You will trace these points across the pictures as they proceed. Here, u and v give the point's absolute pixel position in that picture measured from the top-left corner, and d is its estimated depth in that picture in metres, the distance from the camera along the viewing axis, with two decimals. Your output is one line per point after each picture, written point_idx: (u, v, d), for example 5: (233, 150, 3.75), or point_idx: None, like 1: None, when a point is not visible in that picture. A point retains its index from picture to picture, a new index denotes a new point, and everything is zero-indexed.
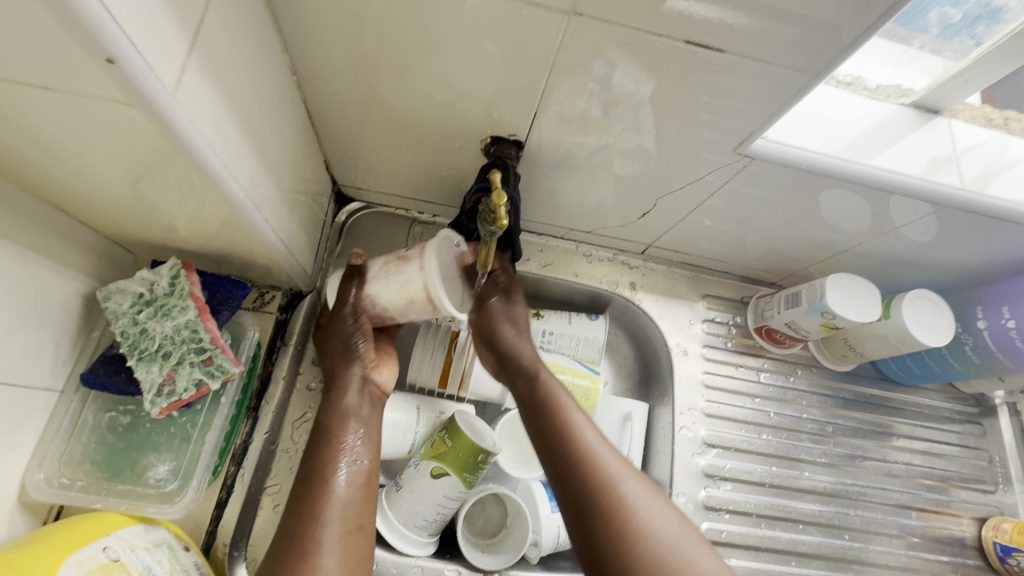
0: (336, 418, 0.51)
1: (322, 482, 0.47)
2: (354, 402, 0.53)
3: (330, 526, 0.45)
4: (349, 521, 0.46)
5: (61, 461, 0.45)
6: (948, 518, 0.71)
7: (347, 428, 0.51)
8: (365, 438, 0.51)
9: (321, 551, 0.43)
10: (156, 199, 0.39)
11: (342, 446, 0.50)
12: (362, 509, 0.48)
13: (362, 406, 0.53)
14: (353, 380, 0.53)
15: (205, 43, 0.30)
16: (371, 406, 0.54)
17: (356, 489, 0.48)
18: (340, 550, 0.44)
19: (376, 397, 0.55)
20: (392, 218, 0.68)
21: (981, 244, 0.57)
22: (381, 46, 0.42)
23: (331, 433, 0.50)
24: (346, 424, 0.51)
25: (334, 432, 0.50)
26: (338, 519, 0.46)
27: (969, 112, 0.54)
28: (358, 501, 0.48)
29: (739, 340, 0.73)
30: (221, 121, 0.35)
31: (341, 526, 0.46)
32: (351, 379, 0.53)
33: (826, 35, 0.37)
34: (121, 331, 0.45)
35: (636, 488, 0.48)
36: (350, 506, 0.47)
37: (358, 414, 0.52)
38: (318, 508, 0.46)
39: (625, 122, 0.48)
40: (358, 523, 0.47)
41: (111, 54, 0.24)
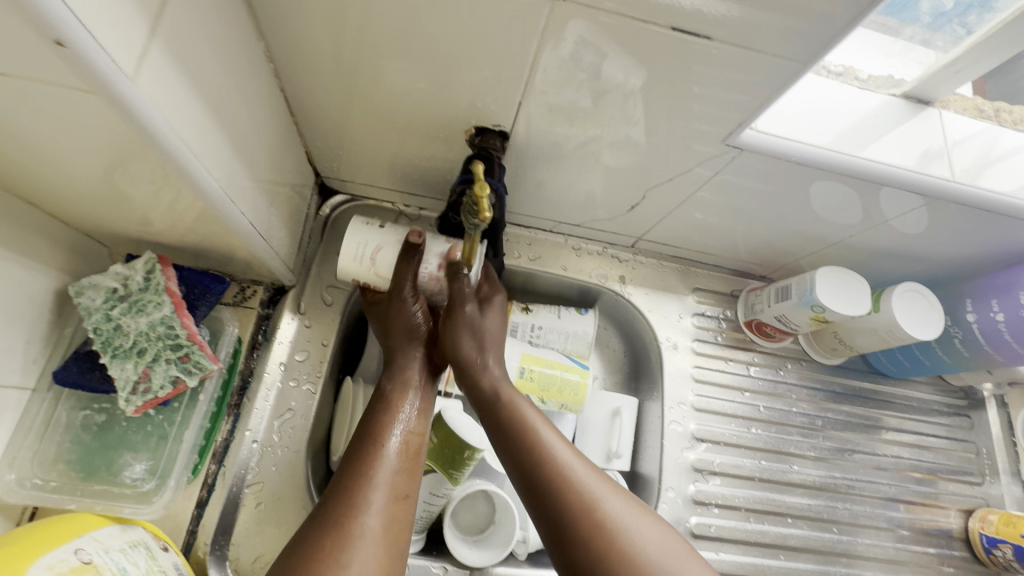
0: (397, 386, 0.49)
1: (378, 442, 0.44)
2: (412, 371, 0.51)
3: (379, 487, 0.41)
4: (397, 486, 0.42)
5: (35, 461, 0.44)
6: (935, 510, 0.71)
7: (405, 396, 0.49)
8: (422, 410, 0.49)
9: (367, 511, 0.39)
10: (126, 190, 0.37)
11: (400, 412, 0.47)
12: (408, 477, 0.43)
13: (419, 377, 0.51)
14: (415, 353, 0.53)
15: (168, 26, 0.29)
16: (426, 380, 0.52)
17: (408, 457, 0.45)
18: (385, 514, 0.40)
19: (432, 372, 0.54)
20: (378, 211, 0.67)
21: (971, 237, 0.57)
22: (361, 33, 0.41)
23: (390, 398, 0.48)
24: (404, 394, 0.49)
25: (391, 397, 0.48)
26: (387, 482, 0.42)
27: (960, 103, 0.54)
28: (408, 468, 0.44)
29: (729, 334, 0.73)
30: (190, 109, 0.33)
31: (389, 491, 0.41)
32: (413, 352, 0.53)
33: (816, 23, 0.36)
34: (94, 327, 0.44)
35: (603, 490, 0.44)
36: (399, 472, 0.43)
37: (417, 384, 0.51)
38: (369, 468, 0.42)
39: (612, 112, 0.47)
40: (404, 492, 0.42)
41: (61, 36, 0.23)
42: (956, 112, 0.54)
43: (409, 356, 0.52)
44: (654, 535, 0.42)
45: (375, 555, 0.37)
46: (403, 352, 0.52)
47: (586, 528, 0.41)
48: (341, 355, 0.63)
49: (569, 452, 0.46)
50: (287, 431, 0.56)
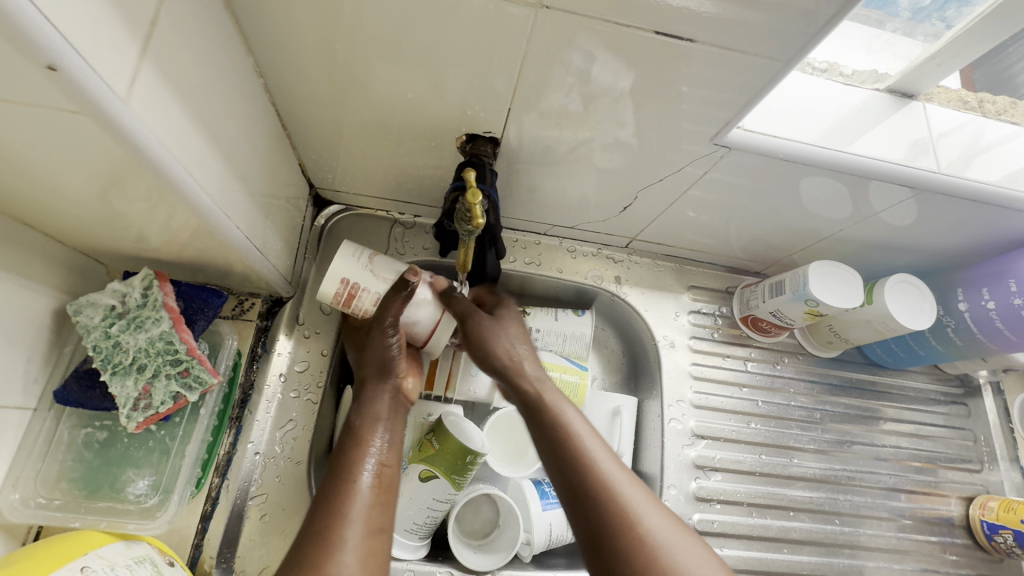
0: (366, 420, 0.49)
1: (349, 480, 0.44)
2: (382, 405, 0.51)
3: (353, 525, 0.41)
4: (373, 521, 0.42)
5: (38, 480, 0.44)
6: (936, 498, 0.71)
7: (375, 430, 0.49)
8: (392, 442, 0.49)
9: (342, 549, 0.39)
10: (122, 209, 0.38)
11: (370, 448, 0.47)
12: (383, 511, 0.44)
13: (389, 412, 0.51)
14: (385, 388, 0.52)
15: (158, 45, 0.30)
16: (396, 412, 0.52)
17: (381, 490, 0.45)
18: (361, 552, 0.40)
19: (403, 405, 0.53)
20: (372, 220, 0.67)
21: (959, 227, 0.57)
22: (351, 47, 0.41)
23: (359, 435, 0.48)
24: (375, 426, 0.49)
25: (360, 433, 0.48)
26: (362, 516, 0.42)
27: (943, 96, 0.55)
28: (380, 503, 0.44)
29: (726, 330, 0.73)
30: (182, 125, 0.34)
31: (366, 526, 0.42)
32: (383, 386, 0.52)
33: (798, 20, 0.37)
34: (93, 345, 0.44)
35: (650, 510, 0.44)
36: (374, 507, 0.43)
37: (386, 420, 0.50)
38: (343, 505, 0.42)
39: (602, 116, 0.48)
40: (380, 525, 0.43)
41: (52, 60, 0.23)
42: (940, 104, 0.55)
43: (378, 390, 0.52)
44: (674, 534, 0.43)
45: None
46: (371, 389, 0.52)
47: (603, 514, 0.43)
48: (340, 364, 0.64)
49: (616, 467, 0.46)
50: (289, 442, 0.56)
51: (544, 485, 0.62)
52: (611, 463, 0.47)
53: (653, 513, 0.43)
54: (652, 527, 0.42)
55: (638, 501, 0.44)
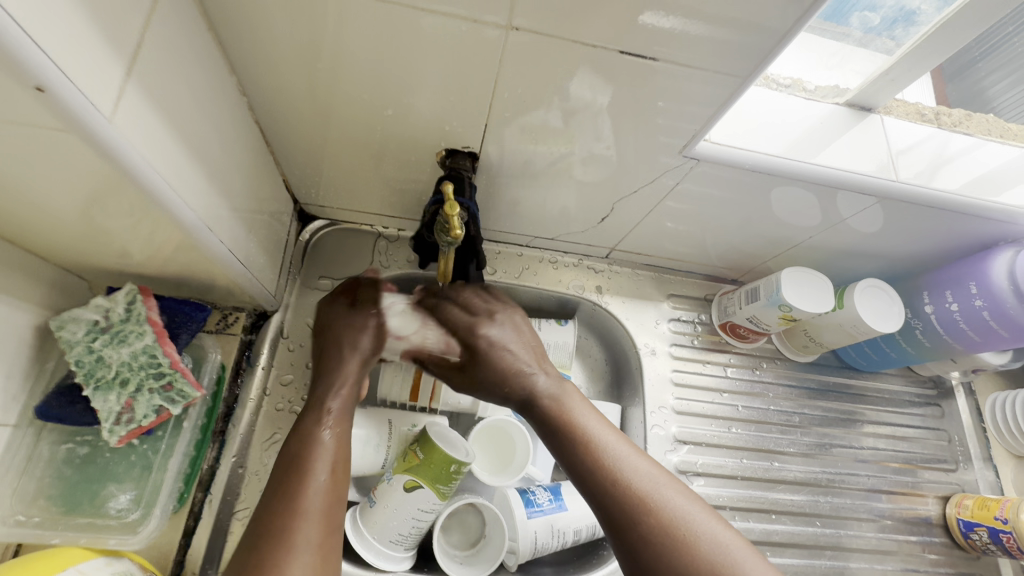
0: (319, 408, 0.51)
1: (303, 475, 0.45)
2: (334, 394, 0.52)
3: (311, 523, 0.42)
4: (328, 518, 0.44)
5: (15, 498, 0.43)
6: (914, 498, 0.73)
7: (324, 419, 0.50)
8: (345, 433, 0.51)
9: (299, 547, 0.40)
10: (105, 223, 0.39)
11: (321, 434, 0.49)
12: (337, 507, 0.45)
13: (344, 398, 0.52)
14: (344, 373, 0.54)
15: (143, 65, 0.31)
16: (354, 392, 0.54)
17: (335, 484, 0.46)
18: (319, 548, 0.42)
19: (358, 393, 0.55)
20: (356, 234, 0.68)
21: (921, 233, 0.60)
22: (330, 66, 0.43)
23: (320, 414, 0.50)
24: (324, 411, 0.51)
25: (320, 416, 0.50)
26: (317, 515, 0.43)
27: (901, 109, 0.58)
28: (335, 500, 0.45)
29: (706, 337, 0.75)
30: (166, 142, 0.35)
31: (322, 523, 0.43)
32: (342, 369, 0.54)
33: (752, 37, 0.39)
34: (76, 360, 0.44)
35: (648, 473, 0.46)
36: (330, 502, 0.45)
37: (344, 402, 0.52)
38: (295, 501, 0.43)
39: (577, 132, 0.50)
40: (334, 523, 0.44)
41: (40, 81, 0.24)
42: (898, 117, 0.58)
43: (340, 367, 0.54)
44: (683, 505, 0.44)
45: None
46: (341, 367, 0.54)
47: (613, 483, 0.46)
48: None
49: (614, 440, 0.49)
50: (273, 456, 0.56)
51: (529, 493, 0.62)
52: (643, 467, 0.47)
53: (691, 507, 0.44)
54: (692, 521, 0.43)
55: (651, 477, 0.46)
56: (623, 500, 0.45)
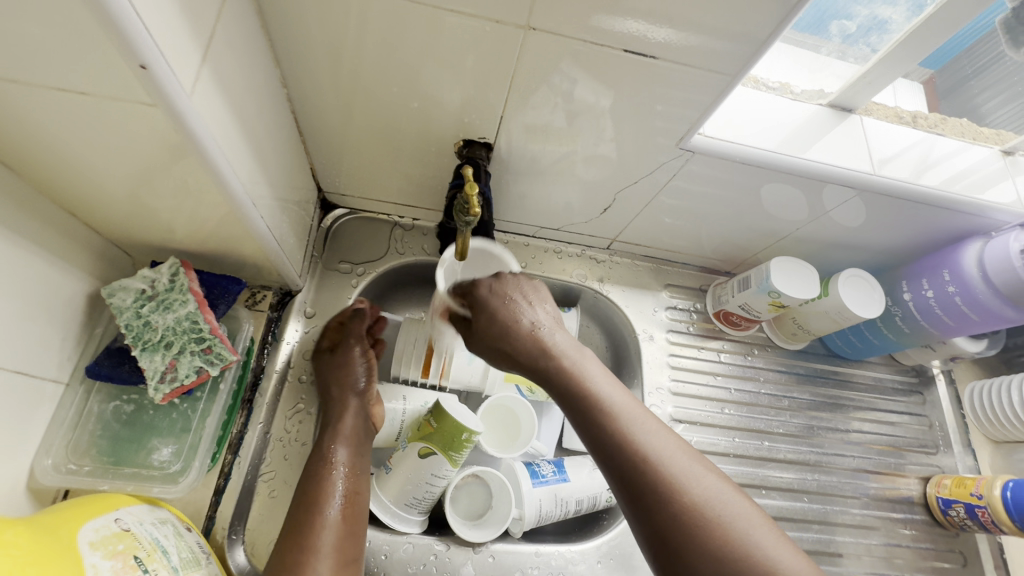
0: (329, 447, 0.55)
1: (318, 511, 0.50)
2: (347, 427, 0.57)
3: (325, 557, 0.47)
4: (341, 551, 0.49)
5: (69, 448, 0.47)
6: (897, 479, 0.77)
7: (338, 459, 0.55)
8: (358, 469, 0.56)
9: None
10: (161, 198, 0.43)
11: (335, 474, 0.54)
12: (351, 542, 0.50)
13: (355, 432, 0.58)
14: (349, 413, 0.59)
15: (212, 54, 0.35)
16: (362, 434, 0.58)
17: (350, 520, 0.51)
18: None
19: (369, 429, 0.59)
20: (374, 223, 0.73)
21: (901, 226, 0.65)
22: (364, 61, 0.47)
23: (329, 462, 0.54)
24: (336, 448, 0.56)
25: (329, 456, 0.55)
26: (332, 548, 0.48)
27: (881, 112, 0.63)
28: (348, 533, 0.50)
29: (701, 325, 0.79)
30: (225, 122, 0.39)
31: (337, 558, 0.48)
32: (350, 409, 0.59)
33: (741, 41, 0.44)
34: (126, 324, 0.49)
35: (675, 453, 0.43)
36: (343, 538, 0.50)
37: (352, 444, 0.57)
38: (312, 537, 0.48)
39: (583, 128, 0.54)
40: (350, 555, 0.50)
41: (144, 61, 0.29)
42: (878, 119, 0.63)
43: (344, 416, 0.58)
44: (711, 483, 0.41)
45: None
46: (343, 413, 0.58)
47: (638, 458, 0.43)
48: None
49: (633, 412, 0.47)
50: (295, 424, 0.61)
51: (534, 465, 0.66)
52: (668, 442, 0.44)
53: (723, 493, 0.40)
54: (718, 498, 0.40)
55: (674, 456, 0.43)
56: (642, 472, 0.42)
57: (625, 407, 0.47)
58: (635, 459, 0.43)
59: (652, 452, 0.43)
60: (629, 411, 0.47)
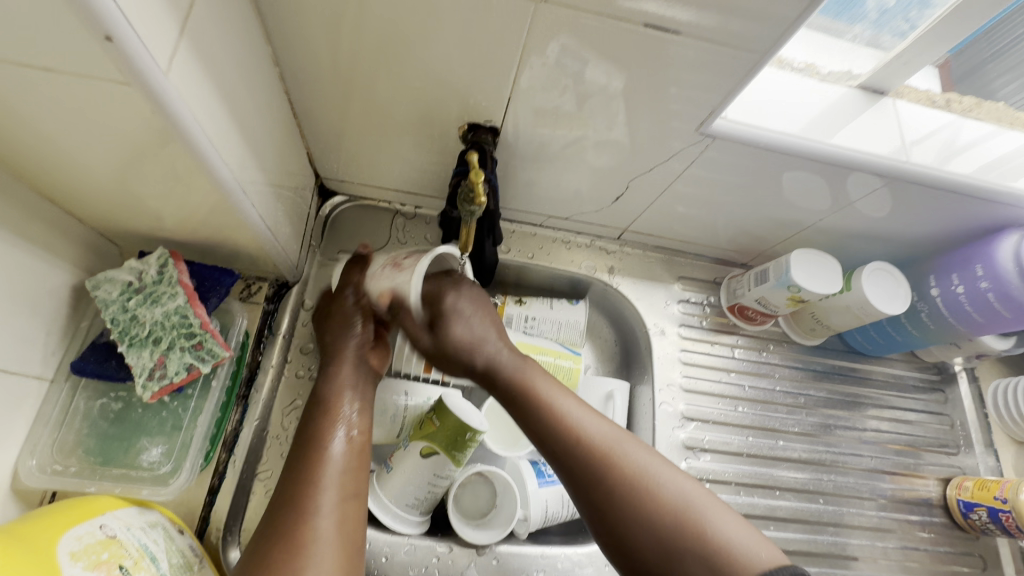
0: (334, 391, 0.52)
1: (320, 450, 0.48)
2: (348, 369, 0.54)
3: (327, 492, 0.45)
4: (345, 489, 0.46)
5: (54, 448, 0.45)
6: (916, 479, 0.74)
7: (342, 399, 0.52)
8: (361, 408, 0.53)
9: (317, 515, 0.43)
10: (145, 185, 0.40)
11: (339, 415, 0.51)
12: (354, 477, 0.48)
13: (356, 376, 0.54)
14: (349, 353, 0.55)
15: (191, 26, 0.32)
16: (362, 379, 0.55)
17: (351, 456, 0.49)
18: (336, 517, 0.44)
19: (370, 372, 0.56)
20: (375, 210, 0.70)
21: (931, 217, 0.61)
22: (361, 37, 0.44)
23: (328, 404, 0.51)
24: (341, 392, 0.53)
25: (333, 398, 0.52)
26: (335, 484, 0.46)
27: (914, 95, 0.59)
28: (351, 469, 0.48)
29: (714, 319, 0.76)
30: (208, 102, 0.36)
31: (339, 492, 0.46)
32: (350, 348, 0.55)
33: (773, 17, 0.40)
34: (111, 318, 0.46)
35: (631, 452, 0.46)
36: (346, 473, 0.47)
37: (354, 385, 0.54)
38: (315, 475, 0.46)
39: (596, 112, 0.51)
40: (353, 491, 0.47)
41: (109, 31, 0.26)
42: (911, 103, 0.59)
43: (343, 358, 0.55)
44: (657, 466, 0.45)
45: (332, 553, 0.42)
46: (340, 357, 0.55)
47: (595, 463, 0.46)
48: None
49: (585, 415, 0.49)
50: (292, 423, 0.58)
51: (540, 464, 0.64)
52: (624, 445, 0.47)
53: (668, 475, 0.45)
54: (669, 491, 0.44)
55: (624, 451, 0.46)
56: (600, 473, 0.45)
57: (579, 415, 0.49)
58: (590, 464, 0.46)
59: (606, 453, 0.46)
60: (580, 413, 0.49)
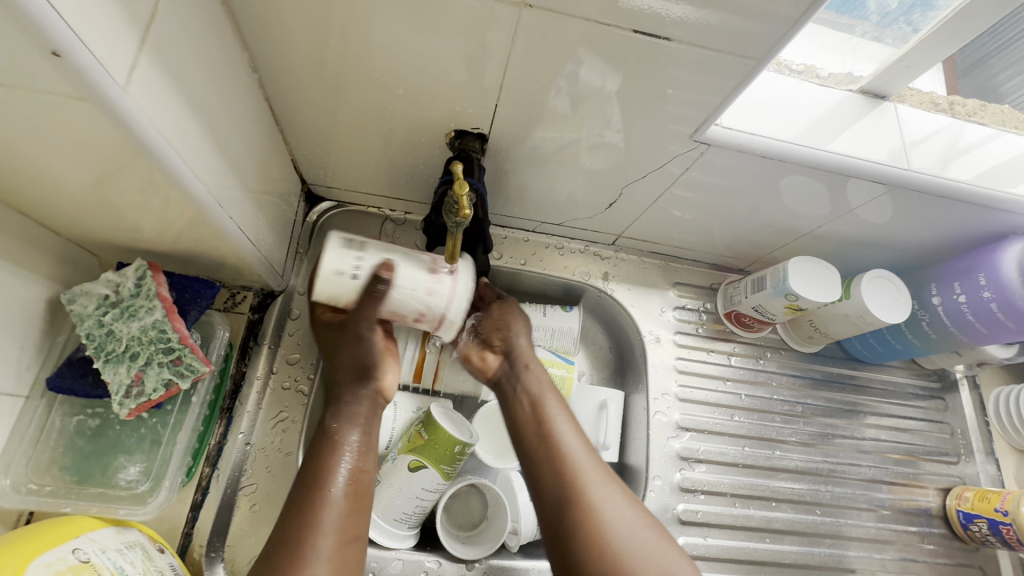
0: (342, 427, 0.50)
1: (322, 488, 0.45)
2: (360, 409, 0.52)
3: (325, 536, 0.43)
4: (344, 531, 0.44)
5: (28, 467, 0.44)
6: (915, 489, 0.73)
7: (350, 436, 0.50)
8: (368, 446, 0.50)
9: (314, 561, 0.42)
10: (115, 199, 0.39)
11: (345, 453, 0.49)
12: (357, 518, 0.46)
13: (366, 415, 0.52)
14: (362, 392, 0.53)
15: (156, 36, 0.31)
16: (373, 414, 0.53)
17: (355, 498, 0.47)
18: (333, 561, 0.43)
19: (380, 406, 0.54)
20: (363, 216, 0.68)
21: (931, 224, 0.60)
22: (341, 42, 0.42)
23: (336, 441, 0.49)
24: (350, 430, 0.50)
25: (338, 436, 0.50)
26: (334, 529, 0.44)
27: (915, 98, 0.57)
28: (352, 511, 0.46)
29: (710, 326, 0.75)
30: (177, 113, 0.35)
31: (339, 535, 0.44)
32: (360, 388, 0.53)
33: (766, 20, 0.38)
34: (87, 333, 0.45)
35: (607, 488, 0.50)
36: (347, 515, 0.45)
37: (363, 424, 0.51)
38: (315, 514, 0.44)
39: (586, 118, 0.49)
40: (354, 533, 0.45)
41: (58, 47, 0.24)
42: (912, 106, 0.57)
43: (357, 396, 0.53)
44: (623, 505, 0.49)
45: None
46: (350, 394, 0.53)
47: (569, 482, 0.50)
48: None
49: (577, 442, 0.54)
50: (279, 433, 0.57)
51: None
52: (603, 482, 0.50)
53: (629, 515, 0.48)
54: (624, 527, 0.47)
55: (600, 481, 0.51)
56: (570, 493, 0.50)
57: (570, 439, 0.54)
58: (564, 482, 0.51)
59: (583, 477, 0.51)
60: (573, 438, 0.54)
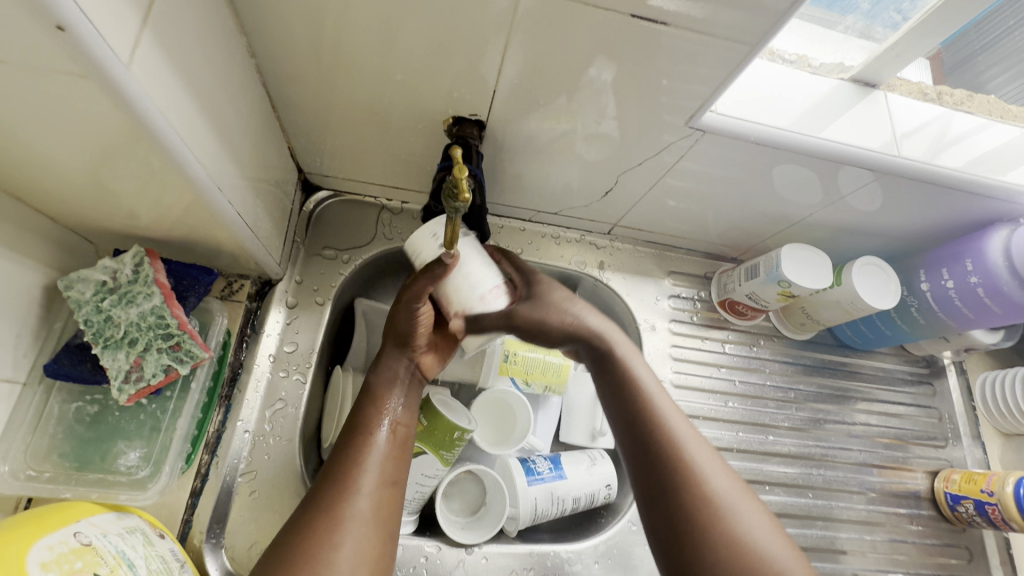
0: (381, 382, 0.50)
1: (367, 432, 0.46)
2: (401, 371, 0.52)
3: (368, 475, 0.43)
4: (386, 476, 0.44)
5: (27, 453, 0.44)
6: (904, 472, 0.75)
7: (393, 390, 0.50)
8: (409, 403, 0.51)
9: (357, 496, 0.42)
10: (113, 183, 0.39)
11: (387, 402, 0.49)
12: (396, 466, 0.46)
13: (408, 376, 0.52)
14: (405, 354, 0.52)
15: (156, 16, 0.31)
16: (413, 379, 0.52)
17: (396, 445, 0.47)
18: (373, 502, 0.42)
19: (418, 376, 0.53)
20: (360, 206, 0.68)
21: (920, 211, 0.61)
22: (339, 27, 0.42)
23: (378, 392, 0.49)
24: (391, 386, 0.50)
25: (379, 391, 0.50)
26: (376, 469, 0.44)
27: (905, 87, 0.58)
28: (393, 457, 0.46)
29: (704, 314, 0.76)
30: (176, 94, 0.34)
31: (380, 477, 0.44)
32: (402, 354, 0.52)
33: (760, 7, 0.39)
34: (84, 319, 0.45)
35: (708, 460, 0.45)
36: (387, 460, 0.45)
37: (404, 385, 0.51)
38: (360, 456, 0.44)
39: (583, 105, 0.50)
40: (393, 478, 0.45)
41: (61, 21, 0.24)
42: (902, 95, 0.58)
43: (399, 357, 0.52)
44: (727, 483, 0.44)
45: (361, 545, 0.40)
46: (392, 356, 0.52)
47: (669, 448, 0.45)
48: (330, 349, 0.66)
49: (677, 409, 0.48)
50: (278, 420, 0.57)
51: (530, 461, 0.64)
52: (704, 453, 0.45)
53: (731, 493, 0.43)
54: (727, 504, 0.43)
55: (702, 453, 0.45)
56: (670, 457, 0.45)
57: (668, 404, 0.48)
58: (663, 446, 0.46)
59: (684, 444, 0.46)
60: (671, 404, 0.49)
